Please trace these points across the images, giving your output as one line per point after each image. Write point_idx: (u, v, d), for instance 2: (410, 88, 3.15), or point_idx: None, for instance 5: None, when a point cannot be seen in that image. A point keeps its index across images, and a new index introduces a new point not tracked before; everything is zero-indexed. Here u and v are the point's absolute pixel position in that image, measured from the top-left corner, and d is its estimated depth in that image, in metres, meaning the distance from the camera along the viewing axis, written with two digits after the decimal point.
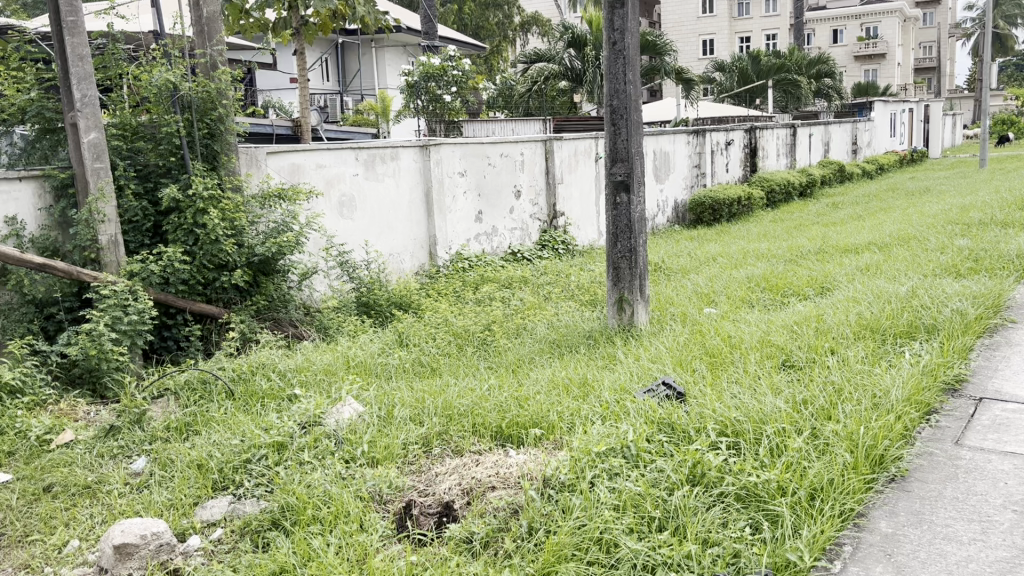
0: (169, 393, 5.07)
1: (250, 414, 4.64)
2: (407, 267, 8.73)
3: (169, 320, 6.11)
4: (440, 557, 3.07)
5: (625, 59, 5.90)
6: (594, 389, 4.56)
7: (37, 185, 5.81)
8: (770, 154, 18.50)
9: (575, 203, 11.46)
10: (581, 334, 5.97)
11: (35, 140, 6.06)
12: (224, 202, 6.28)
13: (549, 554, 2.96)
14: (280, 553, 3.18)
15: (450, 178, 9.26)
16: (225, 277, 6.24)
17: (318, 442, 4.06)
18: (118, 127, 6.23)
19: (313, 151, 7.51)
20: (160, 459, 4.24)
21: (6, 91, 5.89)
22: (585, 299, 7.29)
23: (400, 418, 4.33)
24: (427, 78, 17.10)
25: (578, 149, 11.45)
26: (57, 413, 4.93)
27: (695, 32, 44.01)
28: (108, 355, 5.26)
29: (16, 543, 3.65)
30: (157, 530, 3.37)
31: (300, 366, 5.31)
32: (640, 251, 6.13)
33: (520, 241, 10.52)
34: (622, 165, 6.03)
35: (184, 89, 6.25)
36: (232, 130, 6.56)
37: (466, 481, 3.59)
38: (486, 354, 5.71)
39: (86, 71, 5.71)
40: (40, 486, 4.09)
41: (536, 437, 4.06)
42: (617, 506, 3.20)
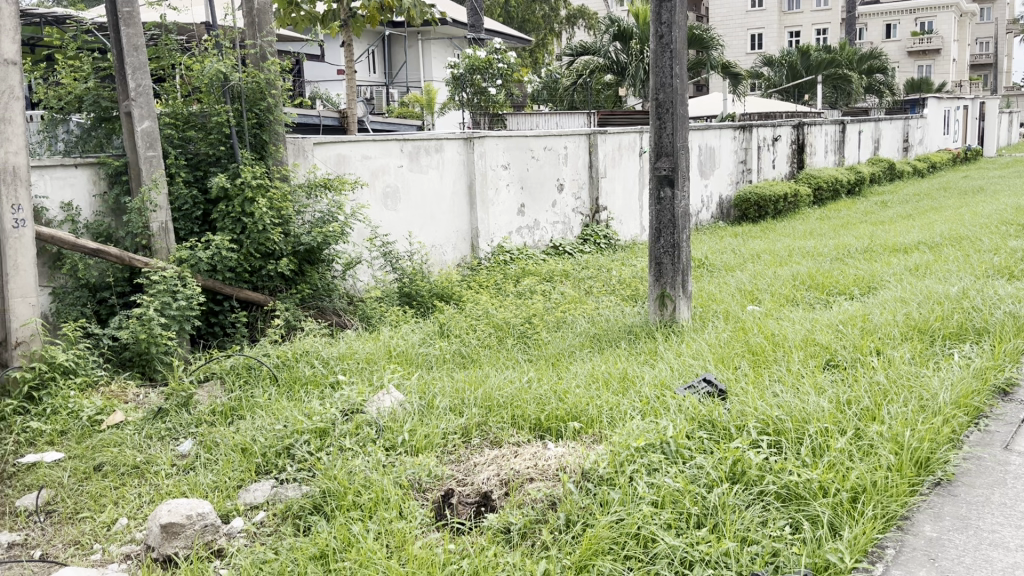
0: (215, 377, 5.17)
1: (293, 400, 4.72)
2: (448, 258, 8.79)
3: (216, 307, 6.25)
4: (478, 546, 3.10)
5: (671, 52, 5.85)
6: (633, 384, 4.56)
7: (92, 172, 5.97)
8: (818, 150, 18.21)
9: (618, 197, 11.40)
10: (621, 329, 5.96)
11: (91, 128, 6.19)
12: (271, 191, 6.37)
13: (586, 548, 2.97)
14: (321, 537, 3.23)
15: (493, 170, 9.29)
16: (271, 265, 6.34)
17: (360, 430, 4.11)
18: (170, 116, 6.35)
19: (359, 142, 7.59)
20: (206, 442, 4.33)
21: (64, 81, 6.05)
22: (626, 294, 7.26)
23: (440, 408, 4.36)
24: (473, 71, 17.15)
25: (622, 143, 11.38)
26: (107, 395, 5.07)
27: (743, 26, 43.45)
28: (157, 340, 5.37)
29: (67, 520, 3.78)
30: (202, 510, 3.45)
31: (344, 354, 5.39)
32: (683, 246, 6.09)
33: (562, 235, 10.51)
34: (667, 159, 5.99)
35: (234, 80, 6.35)
36: (281, 120, 6.65)
37: (505, 473, 3.61)
38: (526, 347, 5.73)
39: (141, 61, 5.84)
40: (91, 465, 4.20)
41: (575, 430, 4.06)
42: (656, 501, 3.19)
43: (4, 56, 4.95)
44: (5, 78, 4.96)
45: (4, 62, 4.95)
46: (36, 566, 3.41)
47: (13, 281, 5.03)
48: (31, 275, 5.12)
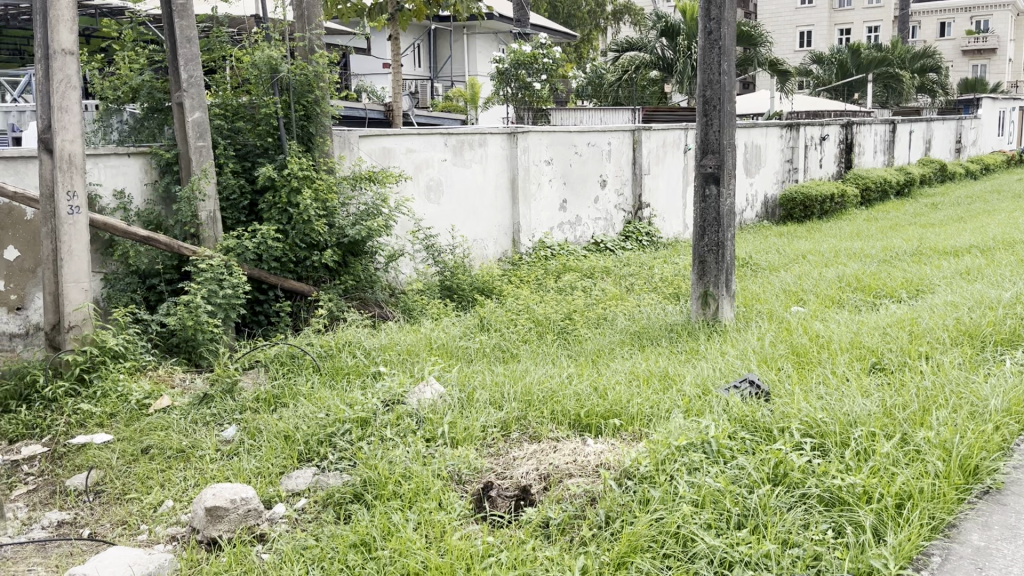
0: (259, 365, 5.25)
1: (336, 389, 4.78)
2: (490, 253, 8.82)
3: (261, 296, 6.34)
4: (517, 540, 3.12)
5: (720, 48, 5.79)
6: (675, 382, 4.53)
7: (144, 161, 6.11)
8: (867, 149, 17.88)
9: (661, 194, 11.32)
10: (663, 326, 5.92)
11: (144, 118, 6.31)
12: (317, 182, 6.45)
13: (624, 545, 2.96)
14: (361, 525, 3.26)
15: (536, 165, 9.29)
16: (315, 256, 6.42)
17: (401, 420, 4.14)
18: (220, 107, 6.46)
19: (404, 135, 7.63)
20: (250, 428, 4.40)
21: (120, 72, 6.20)
22: (668, 292, 7.22)
23: (480, 401, 4.38)
24: (518, 66, 17.29)
25: (667, 139, 11.30)
26: (155, 380, 5.18)
27: (792, 23, 42.81)
28: (203, 327, 5.47)
29: (115, 501, 3.88)
30: (246, 495, 3.49)
31: (386, 345, 5.43)
32: (728, 245, 6.03)
33: (604, 231, 10.47)
34: (712, 157, 5.94)
35: (283, 71, 6.43)
36: (328, 112, 6.72)
37: (544, 467, 3.61)
38: (566, 342, 5.72)
39: (193, 52, 5.93)
40: (139, 448, 4.30)
41: (615, 427, 4.06)
42: (696, 501, 3.17)
43: (62, 47, 5.06)
44: (62, 68, 5.07)
45: (62, 52, 5.06)
46: (85, 544, 3.51)
47: (67, 266, 5.15)
48: (85, 260, 5.23)
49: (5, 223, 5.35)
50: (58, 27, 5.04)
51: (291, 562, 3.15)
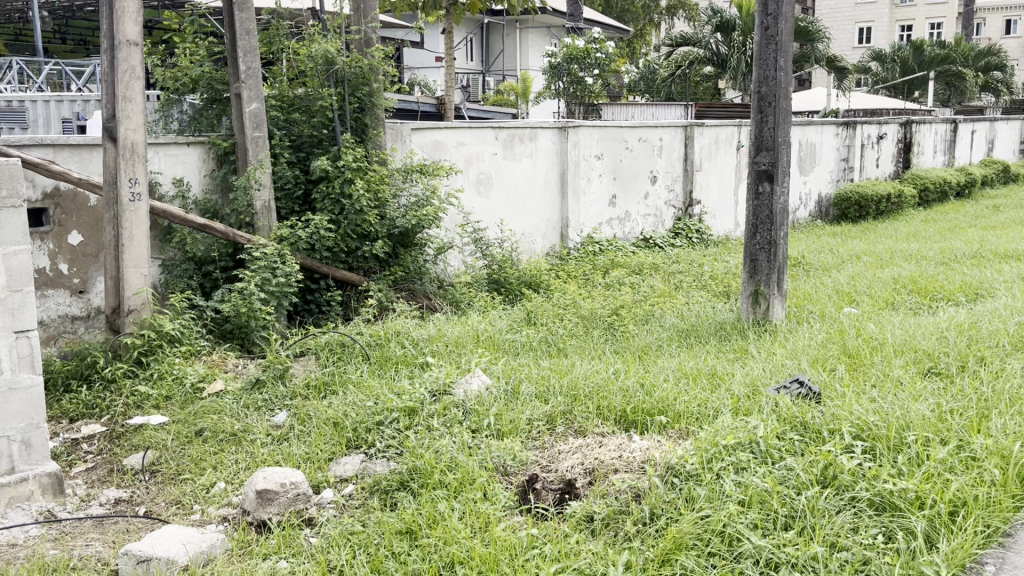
0: (310, 353, 5.35)
1: (384, 378, 4.84)
2: (538, 247, 8.83)
3: (313, 285, 6.44)
4: (561, 533, 3.13)
5: (777, 44, 5.71)
6: (724, 381, 4.49)
7: (203, 151, 6.25)
8: (926, 149, 17.45)
9: (712, 191, 11.20)
10: (712, 324, 5.87)
11: (203, 109, 6.45)
12: (370, 174, 6.52)
13: (669, 541, 2.96)
14: (407, 513, 3.31)
15: (586, 160, 9.26)
16: (366, 247, 6.50)
17: (447, 411, 4.17)
18: (277, 98, 6.58)
19: (455, 128, 7.68)
20: (300, 414, 4.48)
21: (181, 63, 6.34)
22: (718, 290, 7.14)
23: (526, 395, 4.40)
24: (570, 61, 17.25)
25: (720, 136, 11.17)
26: (209, 364, 5.30)
27: (851, 19, 41.84)
28: (257, 314, 5.58)
29: (170, 481, 3.99)
30: (295, 480, 3.56)
31: (433, 336, 5.48)
32: (780, 244, 5.96)
33: (653, 228, 10.39)
34: (767, 154, 5.85)
35: (339, 63, 6.52)
36: (382, 105, 6.80)
37: (590, 462, 3.62)
38: (614, 338, 5.70)
39: (252, 44, 6.04)
40: (193, 430, 4.40)
41: (661, 424, 4.05)
42: (743, 501, 3.15)
43: (127, 38, 5.18)
44: (127, 58, 5.20)
45: (127, 43, 5.19)
46: (141, 521, 3.61)
47: (128, 251, 5.30)
48: (145, 246, 5.38)
49: (69, 209, 5.51)
50: (124, 18, 5.17)
51: (338, 546, 3.20)
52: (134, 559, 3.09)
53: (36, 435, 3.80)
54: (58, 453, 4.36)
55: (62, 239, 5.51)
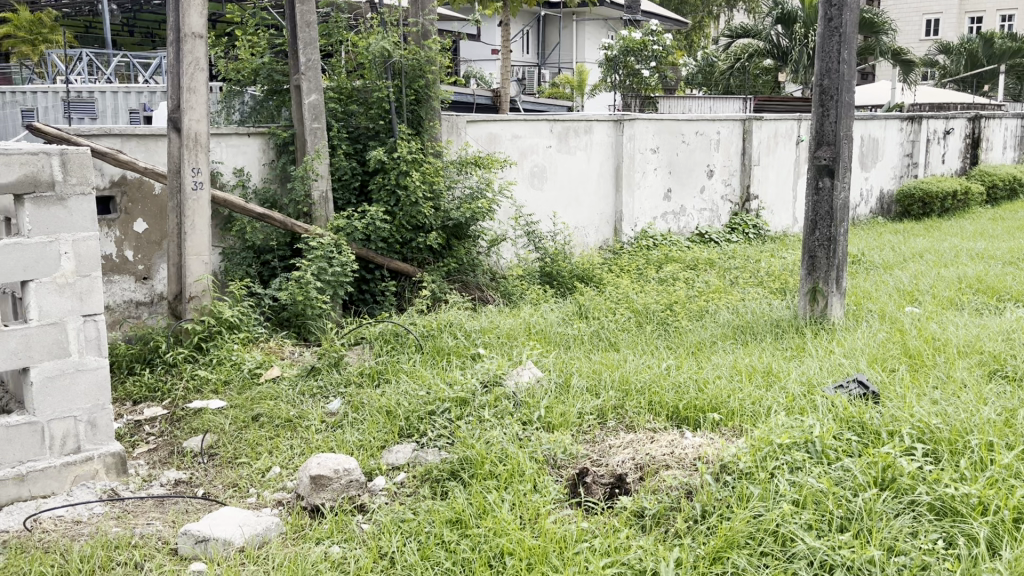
0: (364, 342, 5.42)
1: (436, 368, 4.89)
2: (591, 241, 8.79)
3: (368, 275, 6.53)
4: (611, 528, 3.12)
5: (840, 36, 5.58)
6: (779, 380, 4.43)
7: (263, 142, 6.37)
8: (995, 145, 16.88)
9: (770, 186, 11.01)
10: (768, 321, 5.78)
11: (263, 100, 6.57)
12: (425, 166, 6.56)
13: (720, 539, 2.93)
14: (458, 502, 3.34)
15: (641, 154, 9.19)
16: (421, 238, 6.55)
17: (498, 402, 4.19)
18: (335, 91, 6.68)
19: (510, 121, 7.70)
20: (353, 402, 4.54)
21: (242, 55, 6.47)
22: (774, 286, 7.02)
23: (577, 388, 4.40)
24: (627, 53, 17.10)
25: (779, 130, 10.98)
26: (267, 351, 5.41)
27: (919, 10, 40.49)
28: (313, 303, 5.67)
29: (227, 464, 4.09)
30: (349, 466, 3.61)
31: (485, 328, 5.51)
32: (840, 240, 5.83)
33: (708, 222, 10.27)
34: (828, 148, 5.73)
35: (396, 56, 6.56)
36: (438, 97, 6.84)
37: (641, 457, 3.59)
38: (666, 333, 5.64)
39: (311, 36, 6.12)
40: (250, 415, 4.49)
41: (714, 421, 4.00)
42: (797, 501, 3.10)
43: (192, 30, 5.30)
44: (192, 50, 5.32)
45: (191, 36, 5.31)
46: (200, 502, 3.71)
47: (190, 240, 5.43)
48: (206, 235, 5.50)
49: (136, 197, 5.67)
50: (190, 11, 5.28)
51: (390, 533, 3.24)
52: (192, 539, 3.19)
53: (101, 416, 3.91)
54: (122, 434, 4.50)
55: (128, 226, 5.67)
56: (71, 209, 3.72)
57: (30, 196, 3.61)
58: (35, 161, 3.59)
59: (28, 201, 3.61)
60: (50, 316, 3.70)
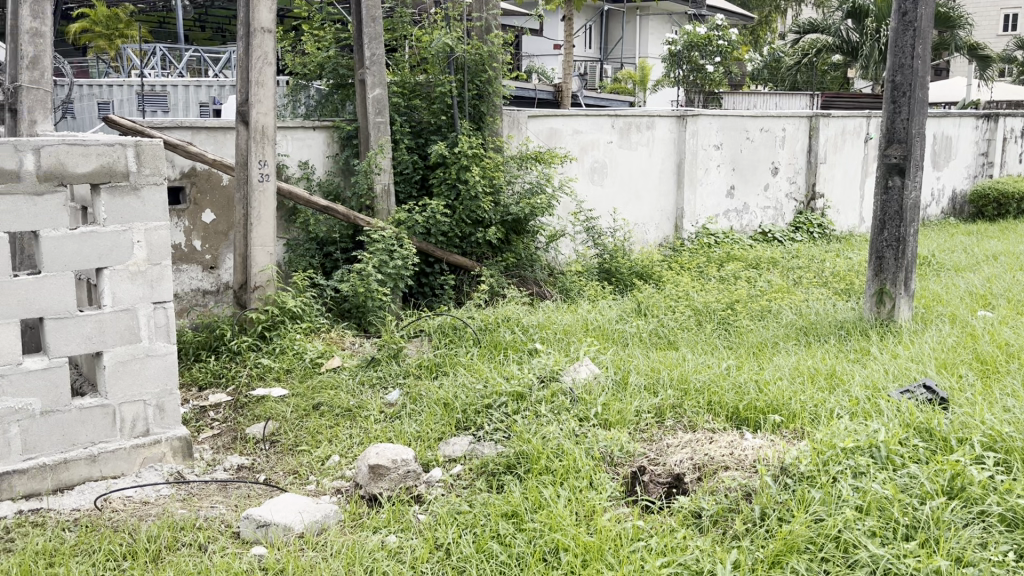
0: (423, 335, 5.47)
1: (493, 362, 4.91)
2: (651, 237, 8.71)
3: (428, 269, 6.59)
4: (667, 527, 3.10)
5: (915, 30, 5.41)
6: (842, 383, 4.33)
7: (327, 135, 6.48)
8: None
9: (837, 184, 10.77)
10: (832, 323, 5.65)
11: (328, 94, 6.68)
12: (486, 160, 6.58)
13: (779, 543, 2.88)
14: (513, 497, 3.34)
15: (704, 150, 9.06)
16: (480, 232, 6.59)
17: (555, 397, 4.18)
18: (398, 85, 6.75)
19: (572, 116, 7.67)
20: (412, 393, 4.59)
21: (309, 50, 6.58)
22: (839, 287, 6.85)
23: (635, 386, 4.37)
24: (691, 48, 16.86)
25: (847, 128, 10.72)
26: (328, 341, 5.50)
27: (996, 5, 38.51)
28: (373, 294, 5.75)
29: (288, 451, 4.17)
30: (406, 457, 3.65)
31: (543, 323, 5.49)
32: (909, 241, 5.67)
33: (772, 221, 10.09)
34: (898, 146, 5.58)
35: (459, 51, 6.59)
36: (499, 92, 6.85)
37: (699, 457, 3.54)
38: (727, 333, 5.56)
39: (376, 31, 6.17)
40: (311, 404, 4.57)
41: (775, 423, 3.93)
42: (861, 506, 3.03)
43: (261, 25, 5.40)
44: (261, 45, 5.42)
45: (261, 30, 5.41)
46: (261, 488, 3.79)
47: (256, 230, 5.54)
48: (272, 226, 5.62)
49: (204, 188, 5.81)
50: (259, 6, 5.39)
51: (446, 525, 3.27)
52: (254, 523, 3.27)
53: (169, 401, 4.03)
54: (188, 419, 4.63)
55: (197, 217, 5.82)
56: (144, 199, 3.84)
57: (106, 185, 3.73)
58: (111, 152, 3.72)
59: (104, 191, 3.74)
60: (122, 302, 3.82)
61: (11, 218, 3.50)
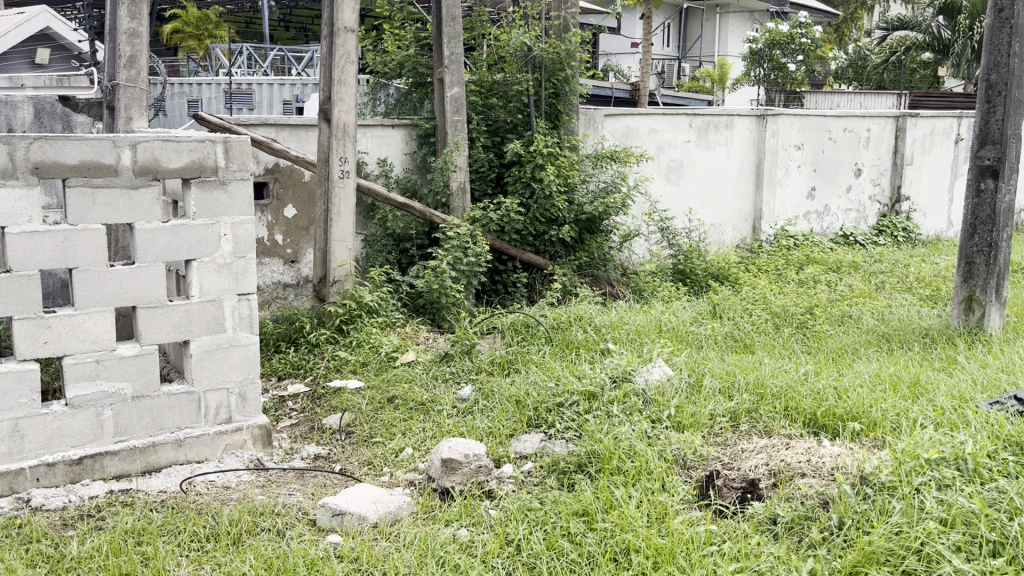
0: (496, 332, 5.50)
1: (565, 361, 4.91)
2: (727, 238, 8.58)
3: (501, 266, 6.64)
4: (741, 532, 3.06)
5: (1011, 28, 5.20)
6: (927, 392, 4.19)
7: (406, 133, 6.58)
8: None
9: (924, 186, 10.41)
10: (916, 330, 5.47)
11: (407, 93, 6.77)
12: (561, 160, 6.58)
13: (858, 553, 2.82)
14: (585, 496, 3.35)
15: (784, 150, 8.88)
16: (554, 231, 6.59)
17: (628, 398, 4.14)
18: (476, 84, 6.81)
19: (649, 115, 7.61)
20: (484, 389, 4.63)
21: (390, 49, 6.69)
22: (925, 293, 6.63)
23: (709, 389, 4.30)
24: (772, 46, 16.54)
25: (936, 128, 10.36)
26: (403, 335, 5.59)
27: None
28: (447, 291, 5.83)
29: (363, 442, 4.26)
30: (478, 452, 3.68)
31: (615, 323, 5.46)
32: (1002, 246, 5.45)
33: (854, 224, 9.81)
34: (992, 148, 5.36)
35: (537, 50, 6.60)
36: (576, 91, 6.84)
37: (775, 463, 3.48)
38: (805, 337, 5.44)
39: (456, 30, 6.23)
40: (385, 397, 4.65)
41: (855, 431, 3.83)
42: (944, 520, 2.94)
43: (344, 24, 5.50)
44: (344, 44, 5.53)
45: (344, 30, 5.51)
46: (337, 478, 3.88)
47: (336, 225, 5.67)
48: (351, 221, 5.73)
49: (287, 184, 5.97)
50: (343, 6, 5.49)
51: (516, 521, 3.28)
52: (329, 512, 3.35)
53: (251, 389, 4.15)
54: (268, 408, 4.77)
55: (279, 212, 5.98)
56: (231, 194, 3.96)
57: (196, 180, 3.87)
58: (202, 148, 3.86)
59: (194, 186, 3.88)
60: (209, 293, 3.95)
61: (108, 211, 3.66)
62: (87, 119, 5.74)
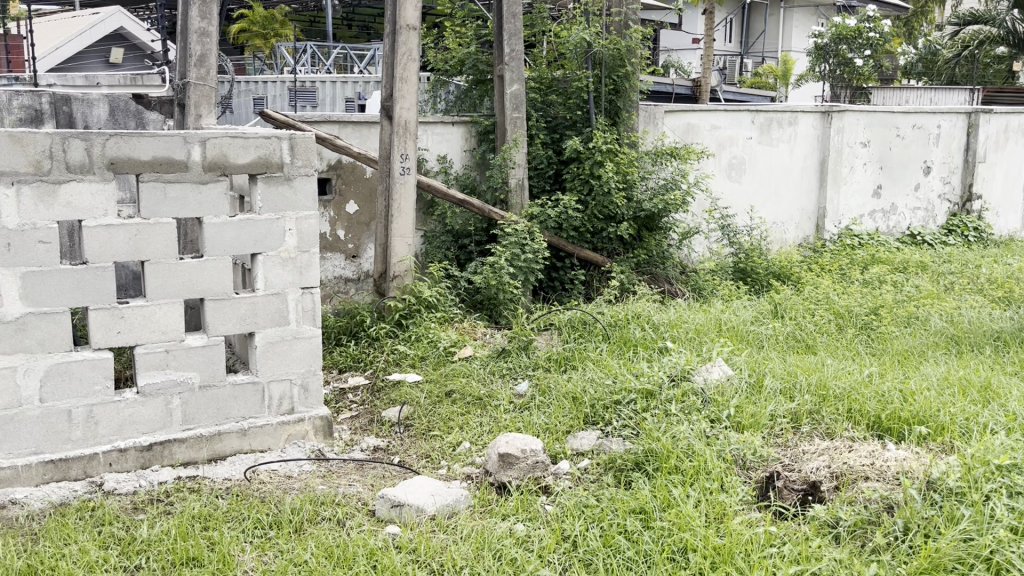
0: (553, 328, 5.49)
1: (622, 358, 4.90)
2: (790, 237, 8.43)
3: (558, 263, 6.64)
4: (802, 535, 3.01)
5: None
6: (999, 396, 4.07)
7: (465, 130, 6.63)
8: None
9: (997, 185, 10.08)
10: (987, 333, 5.30)
11: (468, 90, 6.82)
12: (620, 156, 6.54)
13: (924, 560, 2.75)
14: (642, 494, 3.34)
15: (850, 147, 8.68)
16: (612, 228, 6.56)
17: (686, 397, 4.10)
18: (536, 81, 6.83)
19: (711, 111, 7.52)
20: (541, 385, 4.64)
21: (451, 46, 6.74)
22: (997, 295, 6.43)
23: (770, 389, 4.24)
24: (839, 41, 16.19)
25: (1010, 125, 10.04)
26: (461, 331, 5.63)
27: None
28: (505, 287, 5.86)
29: (421, 435, 4.31)
30: (535, 447, 3.70)
31: (674, 321, 5.42)
32: None
33: (922, 223, 9.54)
34: None
35: (597, 46, 6.57)
36: (637, 86, 6.78)
37: (837, 466, 3.41)
38: (869, 339, 5.31)
39: (516, 27, 6.23)
40: (443, 391, 4.70)
41: (921, 435, 3.75)
42: (1016, 528, 2.86)
43: (406, 22, 5.54)
44: (406, 42, 5.57)
45: (406, 28, 5.55)
46: (396, 469, 3.94)
47: (396, 221, 5.74)
48: (411, 218, 5.79)
49: (349, 180, 6.06)
50: (405, 5, 5.52)
51: (573, 517, 3.29)
52: (388, 502, 3.39)
53: (313, 381, 4.23)
54: (329, 400, 4.86)
55: (341, 207, 6.07)
56: (296, 189, 4.04)
57: (262, 176, 3.96)
58: (268, 144, 3.94)
59: (261, 181, 3.96)
60: (274, 287, 4.04)
61: (179, 205, 3.78)
62: (159, 116, 5.91)
